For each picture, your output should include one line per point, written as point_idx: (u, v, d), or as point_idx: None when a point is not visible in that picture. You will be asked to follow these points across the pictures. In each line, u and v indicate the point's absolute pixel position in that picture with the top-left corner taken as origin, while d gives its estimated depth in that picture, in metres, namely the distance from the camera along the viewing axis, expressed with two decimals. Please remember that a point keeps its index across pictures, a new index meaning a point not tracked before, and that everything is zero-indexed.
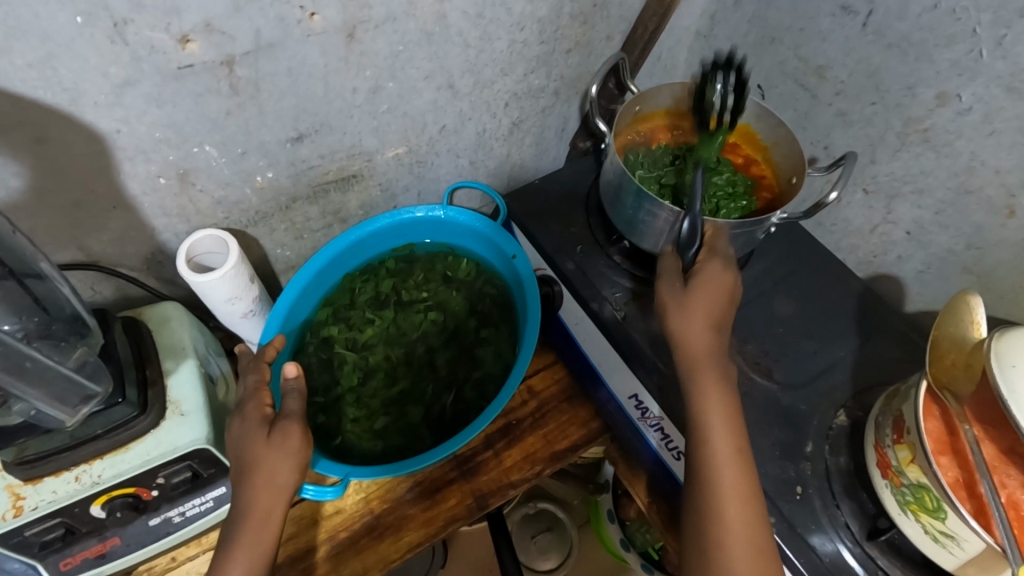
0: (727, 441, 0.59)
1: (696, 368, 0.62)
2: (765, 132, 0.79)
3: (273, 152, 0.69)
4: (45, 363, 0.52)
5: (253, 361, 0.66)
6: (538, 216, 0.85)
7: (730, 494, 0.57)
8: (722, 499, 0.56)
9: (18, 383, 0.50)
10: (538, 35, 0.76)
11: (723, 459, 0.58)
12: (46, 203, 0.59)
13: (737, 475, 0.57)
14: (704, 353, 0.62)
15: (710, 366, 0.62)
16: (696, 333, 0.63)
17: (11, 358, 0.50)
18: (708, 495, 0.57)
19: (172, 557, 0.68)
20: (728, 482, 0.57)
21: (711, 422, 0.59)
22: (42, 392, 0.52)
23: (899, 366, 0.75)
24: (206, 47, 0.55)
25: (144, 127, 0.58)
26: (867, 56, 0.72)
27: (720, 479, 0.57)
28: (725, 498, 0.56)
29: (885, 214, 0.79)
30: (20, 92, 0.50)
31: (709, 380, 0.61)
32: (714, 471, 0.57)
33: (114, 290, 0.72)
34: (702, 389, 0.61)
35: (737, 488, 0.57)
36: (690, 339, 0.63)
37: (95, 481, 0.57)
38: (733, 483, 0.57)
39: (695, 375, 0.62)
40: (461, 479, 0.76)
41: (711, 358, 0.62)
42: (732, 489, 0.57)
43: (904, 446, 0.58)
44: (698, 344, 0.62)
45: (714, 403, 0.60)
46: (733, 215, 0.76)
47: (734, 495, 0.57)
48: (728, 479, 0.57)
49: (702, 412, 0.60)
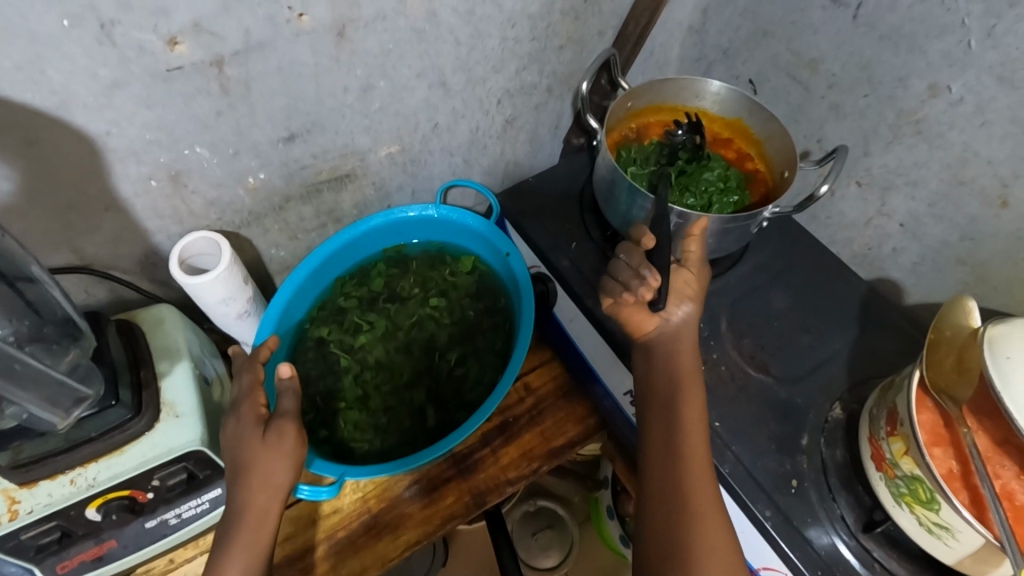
0: (702, 444, 0.60)
1: (672, 386, 0.63)
2: (757, 126, 0.80)
3: (265, 152, 0.68)
4: (35, 366, 0.51)
5: (247, 361, 0.64)
6: (533, 213, 0.85)
7: (700, 504, 0.58)
8: (693, 500, 0.58)
9: (6, 385, 0.50)
10: (529, 32, 0.76)
11: (697, 471, 0.59)
12: (37, 207, 0.59)
13: (708, 487, 0.59)
14: (683, 376, 0.63)
15: (693, 374, 0.63)
16: (681, 351, 0.64)
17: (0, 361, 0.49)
18: (680, 506, 0.58)
19: (170, 559, 0.68)
20: (699, 494, 0.58)
21: (688, 434, 0.61)
22: (34, 395, 0.52)
23: (893, 361, 0.75)
24: (195, 47, 0.55)
25: (135, 129, 0.58)
26: (859, 49, 0.72)
27: (692, 491, 0.58)
28: (697, 509, 0.57)
29: (879, 207, 0.79)
30: (8, 94, 0.50)
31: (692, 387, 0.63)
32: (687, 480, 0.59)
33: (108, 292, 0.72)
34: (683, 403, 0.62)
35: (706, 488, 0.59)
36: (673, 365, 0.64)
37: (90, 484, 0.57)
38: (705, 495, 0.58)
39: (679, 390, 0.63)
40: (458, 477, 0.76)
41: (693, 375, 0.63)
42: (705, 501, 0.58)
43: (898, 438, 0.58)
44: (680, 370, 0.63)
45: (694, 418, 0.61)
46: (726, 210, 0.77)
47: (707, 506, 0.58)
48: (701, 492, 0.58)
49: (681, 416, 0.61)
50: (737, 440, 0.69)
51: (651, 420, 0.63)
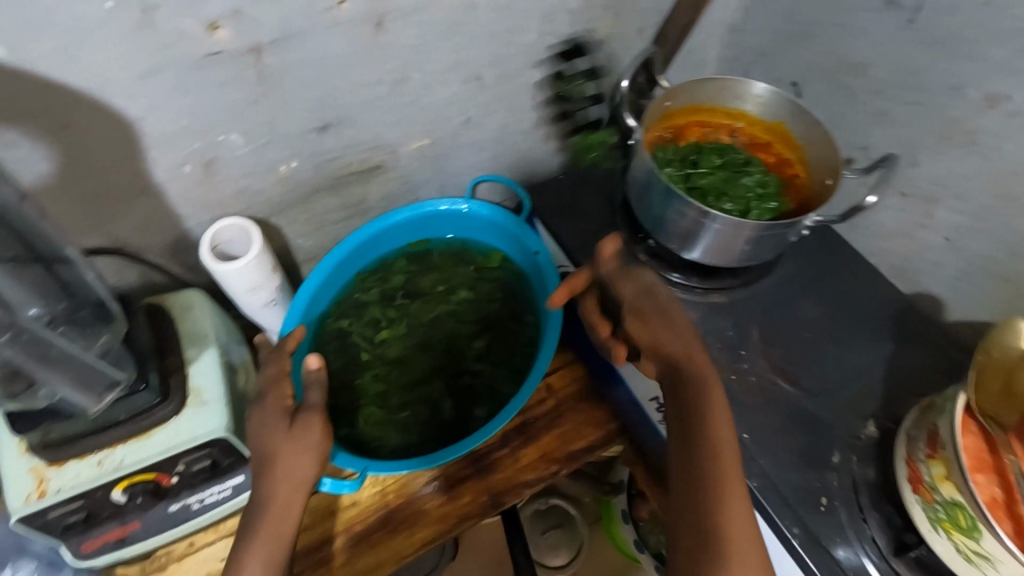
0: (725, 435, 0.58)
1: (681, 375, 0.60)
2: (798, 131, 0.77)
3: (296, 142, 0.68)
4: (69, 350, 0.52)
5: (274, 352, 0.64)
6: (562, 212, 0.83)
7: (730, 501, 0.55)
8: (722, 496, 0.55)
9: (42, 367, 0.50)
10: (567, 27, 0.75)
11: (725, 465, 0.56)
12: (72, 189, 0.59)
13: (735, 482, 0.56)
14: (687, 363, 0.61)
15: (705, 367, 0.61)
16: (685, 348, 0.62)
17: (37, 346, 0.50)
18: (709, 501, 0.54)
19: (190, 543, 0.68)
20: (726, 488, 0.55)
21: (712, 427, 0.58)
22: (69, 377, 0.52)
23: (929, 378, 0.72)
24: (234, 34, 0.54)
25: (169, 115, 0.57)
26: (910, 54, 0.69)
27: (720, 486, 0.55)
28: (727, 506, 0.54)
29: (923, 219, 0.76)
30: (48, 76, 0.49)
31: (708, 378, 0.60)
32: (714, 472, 0.56)
33: (138, 276, 0.73)
34: (703, 394, 0.59)
35: (736, 483, 0.55)
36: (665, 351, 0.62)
37: (117, 467, 0.57)
38: (732, 491, 0.55)
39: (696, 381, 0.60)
40: (476, 476, 0.75)
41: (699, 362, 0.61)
42: (736, 498, 0.55)
43: (938, 462, 0.56)
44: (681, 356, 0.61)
45: (711, 408, 0.59)
46: (764, 217, 0.74)
47: (736, 502, 0.55)
48: (731, 489, 0.55)
49: (700, 407, 0.58)
50: (766, 455, 0.67)
51: (669, 414, 0.60)
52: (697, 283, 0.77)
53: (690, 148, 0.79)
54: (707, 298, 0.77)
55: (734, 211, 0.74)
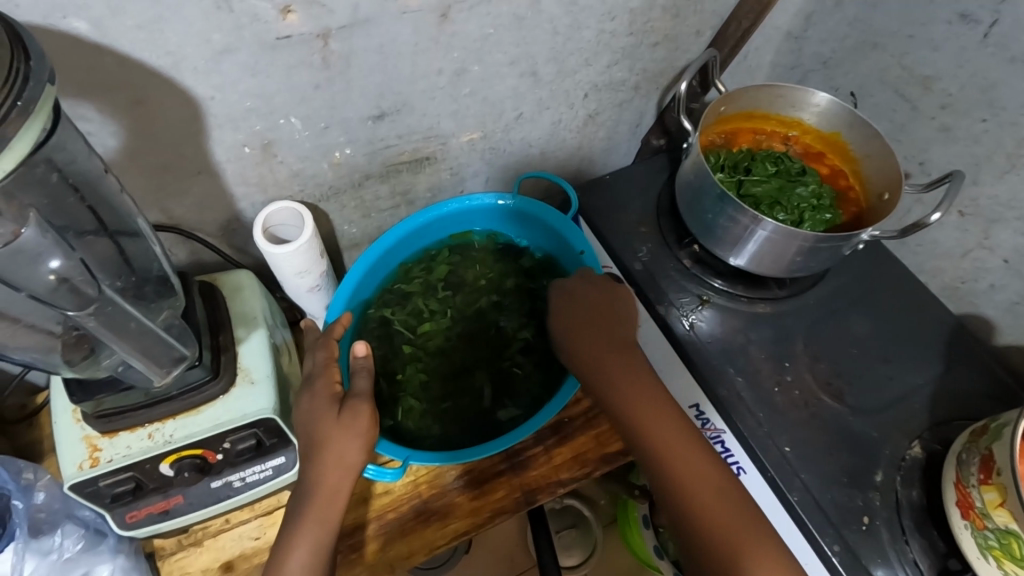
0: (659, 419, 0.61)
1: (593, 382, 0.66)
2: (856, 142, 0.76)
3: (353, 129, 0.68)
4: (147, 326, 0.52)
5: (322, 338, 0.66)
6: (608, 213, 0.83)
7: (689, 483, 0.58)
8: (682, 480, 0.58)
9: (118, 340, 0.51)
10: (627, 26, 0.74)
11: (672, 446, 0.59)
12: (137, 164, 0.60)
13: (695, 463, 0.59)
14: (598, 360, 0.66)
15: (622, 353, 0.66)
16: (598, 347, 0.67)
17: (116, 319, 0.50)
18: (673, 486, 0.58)
19: (226, 520, 0.69)
20: (684, 470, 0.58)
21: (643, 412, 0.62)
22: (140, 351, 0.53)
23: (979, 402, 0.71)
24: (305, 19, 0.54)
25: (236, 95, 0.58)
26: (983, 69, 0.67)
27: (675, 468, 0.58)
28: (692, 488, 0.57)
29: (981, 239, 0.74)
30: (127, 52, 0.50)
31: (627, 368, 0.65)
32: (663, 458, 0.59)
33: (189, 253, 0.74)
34: (623, 381, 0.64)
35: (696, 466, 0.59)
36: (580, 357, 0.68)
37: (168, 440, 0.58)
38: (692, 472, 0.58)
39: (614, 369, 0.65)
40: (510, 472, 0.75)
41: (611, 351, 0.66)
42: (697, 474, 0.58)
43: (992, 488, 0.55)
44: (590, 358, 0.67)
45: (634, 398, 0.63)
46: (818, 228, 0.74)
47: (701, 485, 0.58)
48: (689, 469, 0.58)
49: (625, 398, 0.63)
50: (808, 469, 0.66)
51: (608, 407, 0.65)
52: (743, 291, 0.76)
53: (742, 154, 0.79)
54: (753, 307, 0.76)
55: (788, 220, 0.73)
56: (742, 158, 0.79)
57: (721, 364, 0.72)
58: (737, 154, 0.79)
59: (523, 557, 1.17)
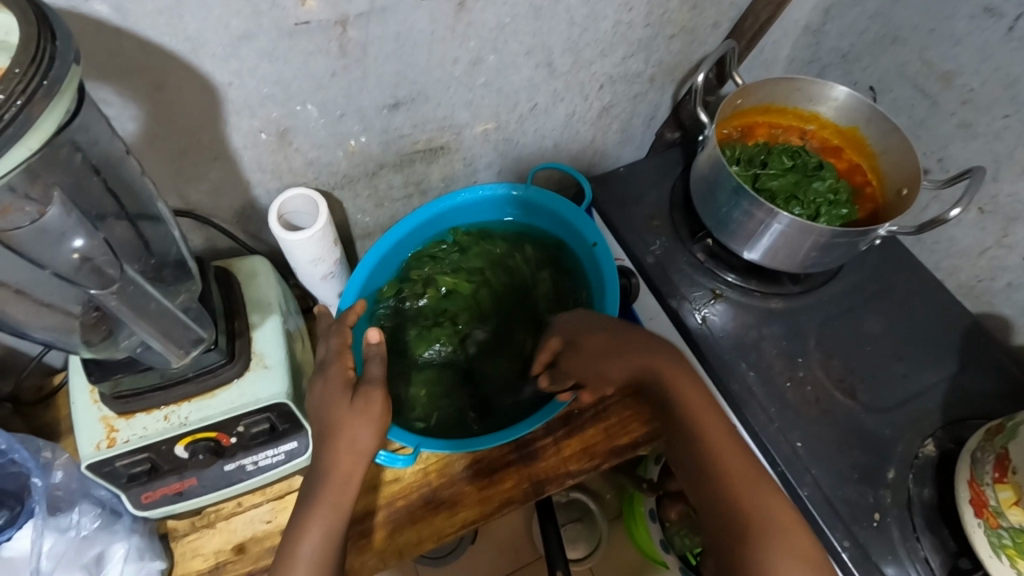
0: (713, 423, 0.60)
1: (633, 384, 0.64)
2: (874, 138, 0.75)
3: (369, 118, 0.68)
4: (167, 307, 0.53)
5: (336, 325, 0.66)
6: (620, 206, 0.83)
7: (741, 484, 0.56)
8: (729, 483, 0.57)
9: (138, 320, 0.51)
10: (644, 17, 0.73)
11: (723, 452, 0.58)
12: (156, 149, 0.60)
13: (742, 473, 0.57)
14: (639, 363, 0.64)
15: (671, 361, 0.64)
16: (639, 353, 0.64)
17: (137, 299, 0.51)
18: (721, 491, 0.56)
19: (238, 503, 0.70)
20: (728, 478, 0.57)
21: (700, 417, 0.60)
22: (158, 331, 0.53)
23: (993, 402, 0.70)
24: (322, 5, 0.54)
25: (254, 82, 0.58)
26: (1006, 65, 0.66)
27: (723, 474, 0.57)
28: (737, 494, 0.56)
29: (1000, 237, 0.73)
30: (147, 37, 0.50)
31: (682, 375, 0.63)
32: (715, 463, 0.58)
33: (205, 239, 0.74)
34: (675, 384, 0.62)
35: (741, 472, 0.57)
36: (609, 362, 0.65)
37: (182, 423, 0.59)
38: (737, 481, 0.57)
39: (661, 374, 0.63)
40: (519, 463, 0.75)
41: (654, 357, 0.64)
42: (745, 480, 0.57)
43: (1007, 487, 0.55)
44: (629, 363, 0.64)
45: (690, 401, 0.61)
46: (834, 223, 0.73)
47: (748, 493, 0.56)
48: (735, 475, 0.57)
49: (681, 398, 0.61)
50: (820, 465, 0.66)
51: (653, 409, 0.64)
52: (757, 286, 0.76)
53: (758, 148, 0.78)
54: (766, 302, 0.76)
55: (803, 214, 0.73)
56: (757, 152, 0.78)
57: (733, 358, 0.72)
58: (753, 147, 0.78)
59: (528, 550, 1.18)
